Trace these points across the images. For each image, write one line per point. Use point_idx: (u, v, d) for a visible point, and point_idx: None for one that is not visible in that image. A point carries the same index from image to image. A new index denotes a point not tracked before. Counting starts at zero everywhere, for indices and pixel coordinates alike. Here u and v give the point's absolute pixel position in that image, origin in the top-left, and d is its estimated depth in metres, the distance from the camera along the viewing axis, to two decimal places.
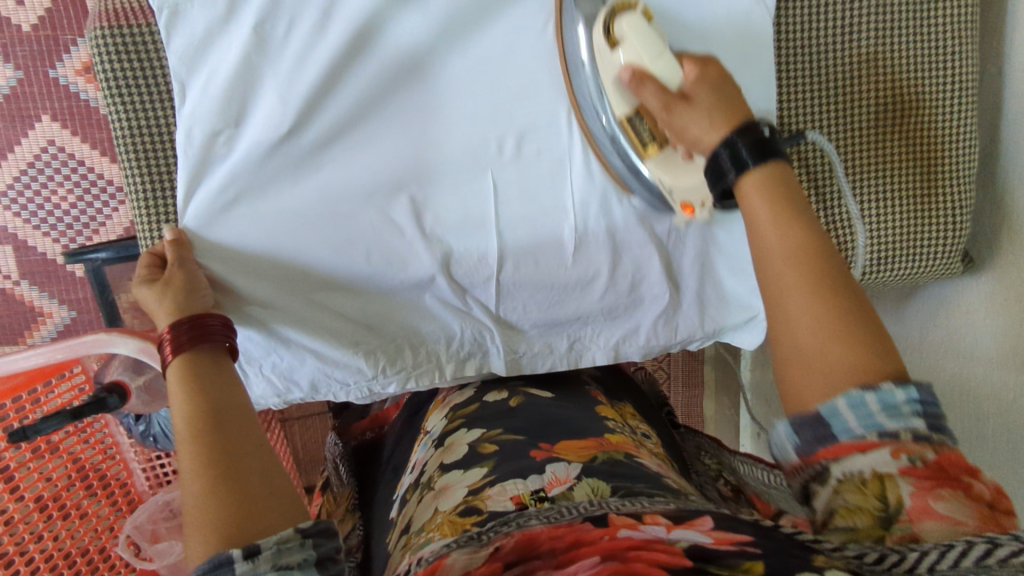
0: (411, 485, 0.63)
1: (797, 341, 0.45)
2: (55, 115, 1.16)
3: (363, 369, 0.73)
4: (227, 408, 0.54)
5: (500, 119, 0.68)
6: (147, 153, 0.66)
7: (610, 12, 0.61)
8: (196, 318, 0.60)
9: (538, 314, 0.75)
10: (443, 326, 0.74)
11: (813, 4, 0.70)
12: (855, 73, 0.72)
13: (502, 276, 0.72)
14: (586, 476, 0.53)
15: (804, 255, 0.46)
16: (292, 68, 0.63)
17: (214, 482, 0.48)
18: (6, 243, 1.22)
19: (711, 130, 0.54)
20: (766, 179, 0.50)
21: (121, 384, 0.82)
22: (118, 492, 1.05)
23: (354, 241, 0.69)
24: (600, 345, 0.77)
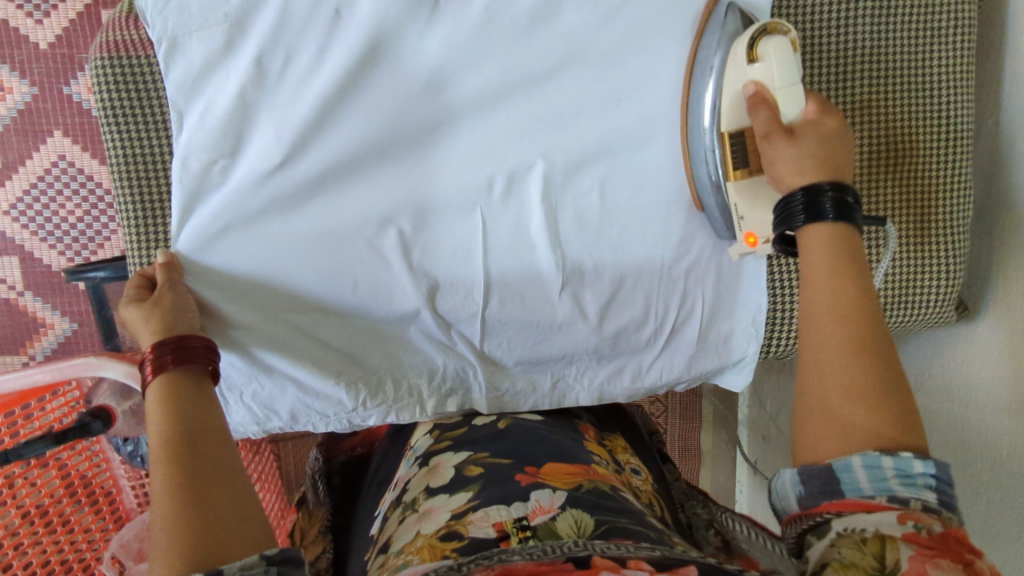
0: (394, 502, 0.63)
1: (825, 389, 0.48)
2: (67, 131, 1.19)
3: (344, 401, 0.73)
4: (203, 430, 0.54)
5: (493, 154, 0.68)
6: (141, 180, 0.67)
7: (761, 29, 0.60)
8: (182, 339, 0.59)
9: (524, 350, 0.74)
10: (426, 360, 0.74)
11: (808, 46, 0.69)
12: (847, 121, 0.71)
13: (488, 312, 0.72)
14: (570, 506, 0.52)
15: (849, 312, 0.50)
16: (289, 101, 0.64)
17: (181, 507, 0.48)
18: (13, 254, 1.23)
19: (798, 173, 0.56)
20: (832, 234, 0.53)
21: (106, 410, 0.82)
22: (106, 507, 1.04)
23: (341, 272, 0.69)
24: (584, 385, 0.76)
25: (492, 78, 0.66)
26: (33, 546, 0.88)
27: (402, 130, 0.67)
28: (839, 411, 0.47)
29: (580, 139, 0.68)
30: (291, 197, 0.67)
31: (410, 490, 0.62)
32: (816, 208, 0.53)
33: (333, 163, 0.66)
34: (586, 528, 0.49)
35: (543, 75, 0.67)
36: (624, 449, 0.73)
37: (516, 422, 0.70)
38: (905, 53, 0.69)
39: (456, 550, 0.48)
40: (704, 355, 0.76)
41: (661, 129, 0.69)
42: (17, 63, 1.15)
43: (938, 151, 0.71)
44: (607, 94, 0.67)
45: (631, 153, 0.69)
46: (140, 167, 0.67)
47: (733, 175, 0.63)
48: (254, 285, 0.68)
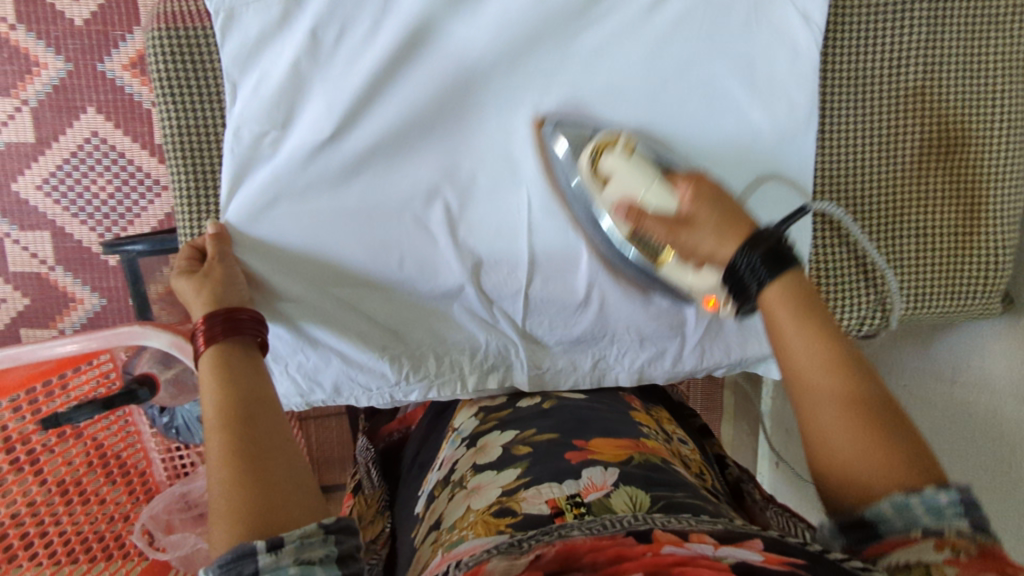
0: (441, 481, 0.64)
1: (835, 457, 0.47)
2: (100, 108, 1.20)
3: (387, 375, 0.73)
4: (256, 399, 0.54)
5: (539, 135, 0.68)
6: (193, 152, 0.67)
7: (593, 152, 0.66)
8: (232, 312, 0.60)
9: (563, 331, 0.75)
10: (468, 338, 0.74)
11: (863, 35, 0.68)
12: (900, 111, 0.70)
13: (531, 291, 0.72)
14: (624, 483, 0.53)
15: (836, 364, 0.48)
16: (340, 75, 0.64)
17: (239, 475, 0.48)
18: (45, 229, 1.25)
19: (718, 246, 0.57)
20: (786, 293, 0.52)
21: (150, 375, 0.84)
22: (137, 480, 1.06)
23: (387, 247, 0.69)
24: (624, 366, 0.76)
25: (541, 57, 0.66)
26: (68, 515, 0.91)
27: (449, 107, 0.67)
28: (854, 467, 0.45)
29: (625, 120, 0.68)
30: (340, 172, 0.67)
31: (457, 469, 0.63)
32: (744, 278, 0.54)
33: (380, 140, 0.66)
34: (643, 504, 0.50)
35: (593, 54, 0.66)
36: (667, 420, 0.74)
37: (562, 402, 0.71)
38: (963, 41, 0.68)
39: (511, 526, 0.49)
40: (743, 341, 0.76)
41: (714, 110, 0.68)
42: (52, 39, 1.16)
43: (993, 144, 0.69)
44: (654, 76, 0.67)
45: (677, 136, 0.69)
46: (192, 139, 0.68)
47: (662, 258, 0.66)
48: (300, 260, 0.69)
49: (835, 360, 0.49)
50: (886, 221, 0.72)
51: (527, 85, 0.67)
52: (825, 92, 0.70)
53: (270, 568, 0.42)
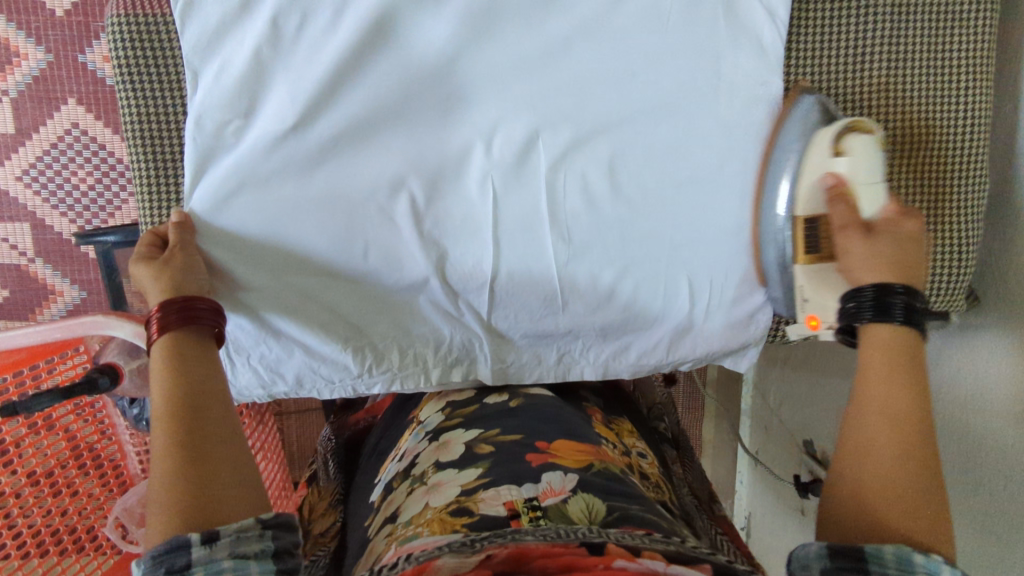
0: (401, 473, 0.63)
1: (861, 494, 0.49)
2: (81, 99, 1.19)
3: (350, 367, 0.73)
4: (205, 392, 0.54)
5: (506, 129, 0.68)
6: (154, 142, 0.67)
7: (848, 127, 0.63)
8: (189, 299, 0.59)
9: (529, 325, 0.75)
10: (433, 330, 0.74)
11: (825, 33, 0.68)
12: (863, 107, 0.70)
13: (495, 284, 0.72)
14: (582, 489, 0.52)
15: (907, 422, 0.51)
16: (303, 64, 0.64)
17: (180, 467, 0.49)
18: (25, 221, 1.24)
19: (870, 270, 0.57)
20: (893, 338, 0.54)
21: (115, 366, 0.82)
22: (111, 474, 1.06)
23: (351, 238, 0.69)
24: (589, 360, 0.77)
25: (507, 49, 0.66)
26: (39, 506, 0.90)
27: (416, 99, 0.66)
28: (877, 510, 0.48)
29: (591, 113, 0.68)
30: (303, 162, 0.66)
31: (419, 464, 0.62)
32: (885, 307, 0.55)
33: (345, 130, 0.66)
34: (598, 513, 0.49)
35: (560, 47, 0.66)
36: (629, 433, 0.74)
37: (530, 401, 0.70)
38: (925, 38, 0.68)
39: (467, 526, 0.49)
40: (707, 339, 0.76)
41: (682, 107, 0.68)
42: (32, 29, 1.15)
43: (956, 141, 0.70)
44: (621, 70, 0.67)
45: (645, 129, 0.69)
46: (154, 128, 0.67)
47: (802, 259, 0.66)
48: (261, 252, 0.68)
49: (908, 416, 0.51)
50: None
51: (495, 77, 0.66)
52: (790, 89, 0.70)
53: (202, 560, 0.44)
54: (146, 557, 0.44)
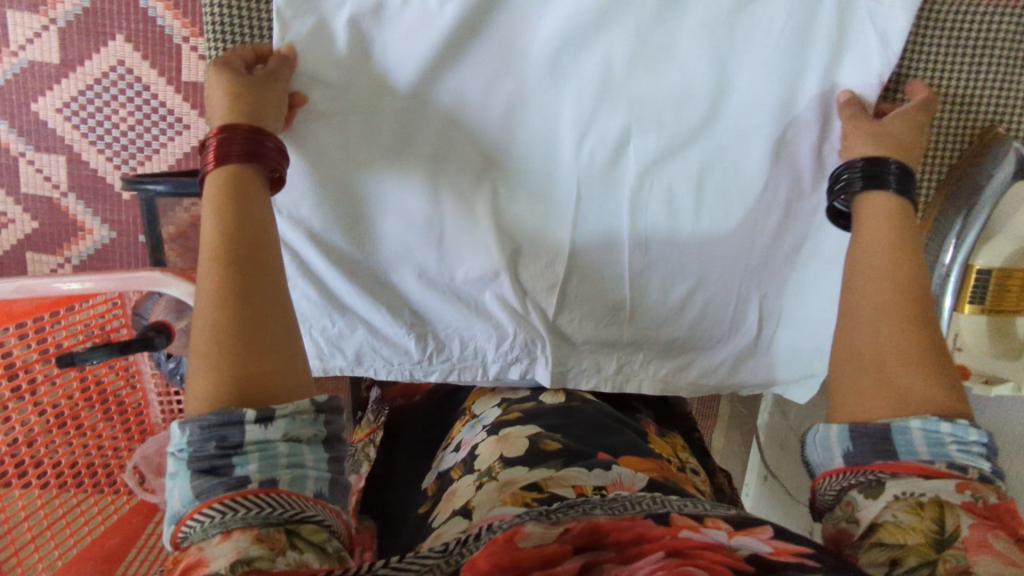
0: (462, 464, 0.64)
1: (882, 364, 0.53)
2: (129, 37, 1.16)
3: (411, 352, 0.78)
4: (261, 239, 0.53)
5: (599, 129, 0.67)
6: None
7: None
8: (255, 134, 0.55)
9: (595, 327, 0.77)
10: (497, 326, 0.76)
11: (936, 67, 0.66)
12: (962, 149, 0.69)
13: (566, 285, 0.75)
14: (653, 491, 0.54)
15: (907, 282, 0.55)
16: (404, 41, 0.61)
17: (230, 327, 0.48)
18: (61, 153, 1.25)
19: (870, 145, 0.62)
20: (892, 205, 0.59)
21: (166, 324, 0.83)
22: (133, 419, 1.13)
23: (433, 227, 0.71)
24: (647, 374, 0.79)
25: (611, 47, 0.63)
26: (60, 443, 1.00)
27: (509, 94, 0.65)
28: (892, 367, 0.52)
29: (688, 123, 0.66)
30: (395, 143, 0.66)
31: (480, 459, 0.62)
32: (879, 176, 0.60)
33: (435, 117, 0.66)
34: None
35: (667, 50, 0.63)
36: (681, 448, 0.75)
37: (588, 407, 0.71)
38: None
39: (537, 500, 0.51)
40: (759, 365, 0.81)
41: (778, 128, 0.66)
42: None
43: None
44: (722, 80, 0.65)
45: (736, 145, 0.67)
46: None
47: (967, 307, 0.70)
48: (343, 237, 0.70)
49: (903, 279, 0.56)
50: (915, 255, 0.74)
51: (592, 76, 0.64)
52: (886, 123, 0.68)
53: (256, 437, 0.45)
54: (192, 424, 0.45)
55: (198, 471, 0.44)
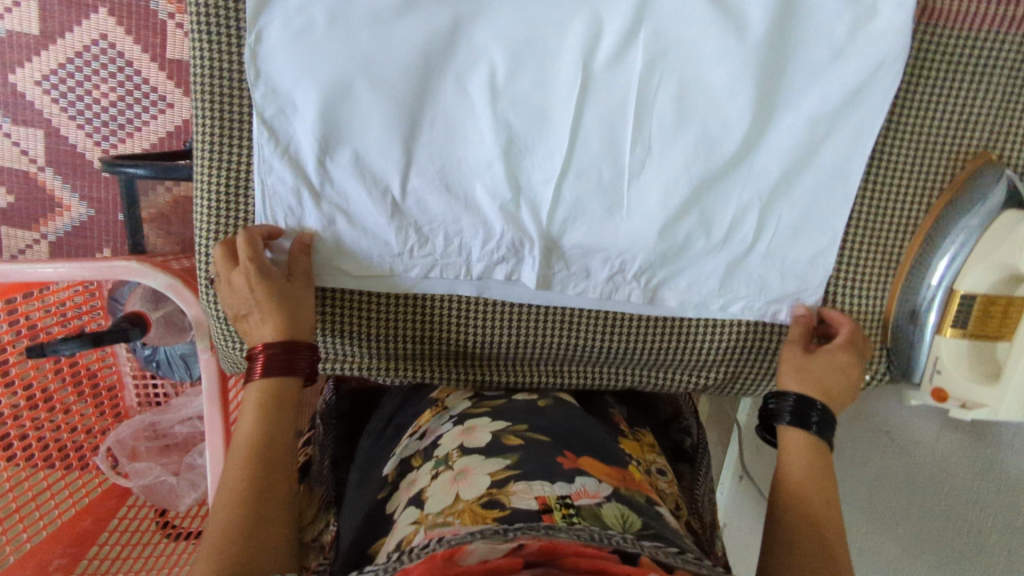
0: (423, 452, 0.67)
1: (790, 562, 0.56)
2: (112, 11, 1.20)
3: (390, 243, 0.69)
4: (279, 464, 0.58)
5: (602, 98, 0.65)
6: (219, 93, 0.64)
7: None
8: (291, 344, 0.62)
9: (580, 228, 0.69)
10: (484, 223, 0.69)
11: (943, 76, 0.67)
12: (952, 173, 0.70)
13: (564, 186, 0.68)
14: (616, 499, 0.56)
15: (820, 520, 0.59)
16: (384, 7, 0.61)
17: (231, 529, 0.52)
18: (39, 127, 1.25)
19: (795, 380, 0.67)
20: (808, 442, 0.64)
21: (143, 316, 0.82)
22: (107, 401, 1.20)
23: (422, 102, 0.65)
24: (639, 284, 0.72)
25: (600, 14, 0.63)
26: (32, 422, 1.04)
27: (494, 78, 0.64)
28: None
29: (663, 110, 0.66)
30: (392, 60, 0.63)
31: (443, 446, 0.65)
32: (804, 417, 0.65)
33: (422, 100, 0.65)
34: (632, 523, 0.53)
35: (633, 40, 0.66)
36: (650, 448, 0.76)
37: (558, 404, 0.72)
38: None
39: (497, 518, 0.52)
40: (749, 297, 0.73)
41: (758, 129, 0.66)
42: None
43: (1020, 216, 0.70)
44: (693, 78, 0.64)
45: None
46: (220, 82, 0.64)
47: (949, 331, 0.68)
48: (329, 125, 0.64)
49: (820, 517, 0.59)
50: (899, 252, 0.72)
51: (576, 63, 0.64)
52: (888, 127, 0.69)
53: None
54: None
55: None
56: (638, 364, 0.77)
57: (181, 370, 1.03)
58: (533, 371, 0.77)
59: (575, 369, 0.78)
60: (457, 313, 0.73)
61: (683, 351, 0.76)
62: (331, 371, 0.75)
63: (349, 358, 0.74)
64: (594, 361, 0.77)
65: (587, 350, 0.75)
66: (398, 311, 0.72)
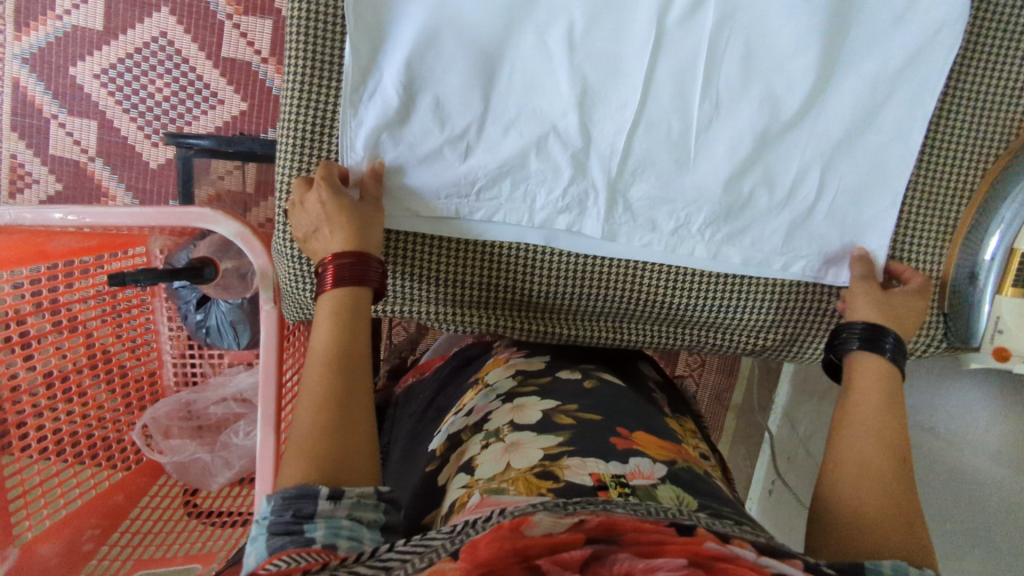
0: (472, 428, 0.66)
1: (859, 500, 0.56)
2: (174, 10, 1.25)
3: (459, 184, 0.70)
4: (352, 368, 0.58)
5: (663, 59, 0.68)
6: (315, 33, 0.66)
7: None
8: (361, 257, 0.63)
9: (642, 184, 0.72)
10: (553, 170, 0.71)
11: (1002, 42, 0.69)
12: (1006, 141, 0.71)
13: (631, 145, 0.70)
14: (671, 479, 0.55)
15: (892, 460, 0.58)
16: None
17: (317, 432, 0.52)
18: (93, 118, 1.28)
19: (873, 309, 0.69)
20: (879, 369, 0.65)
21: (210, 259, 0.93)
22: (145, 387, 1.10)
23: (500, 56, 0.68)
24: (702, 239, 0.73)
25: None
26: (66, 415, 0.94)
27: (572, 31, 0.67)
28: (876, 514, 0.54)
29: (730, 69, 0.68)
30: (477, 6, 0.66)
31: (493, 421, 0.64)
32: (876, 340, 0.67)
33: (499, 52, 0.68)
34: (688, 504, 0.52)
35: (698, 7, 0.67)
36: (691, 433, 0.75)
37: (604, 385, 0.69)
38: None
39: (553, 490, 0.50)
40: (810, 258, 0.73)
41: (821, 93, 0.68)
42: None
43: None
44: (761, 39, 0.67)
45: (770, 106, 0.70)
46: (316, 24, 0.67)
47: (1009, 291, 0.67)
48: (413, 65, 0.67)
49: (889, 461, 0.58)
50: (957, 213, 0.73)
51: (650, 20, 0.66)
52: (949, 90, 0.70)
53: (326, 513, 0.47)
54: (276, 495, 0.48)
55: (274, 534, 0.47)
56: (692, 322, 0.77)
57: (228, 338, 1.08)
58: (589, 326, 0.78)
59: (629, 326, 0.78)
60: (516, 263, 0.74)
61: (743, 313, 0.76)
62: (386, 313, 0.76)
63: (407, 300, 0.75)
64: (648, 319, 0.77)
65: (643, 308, 0.76)
66: (459, 259, 0.73)
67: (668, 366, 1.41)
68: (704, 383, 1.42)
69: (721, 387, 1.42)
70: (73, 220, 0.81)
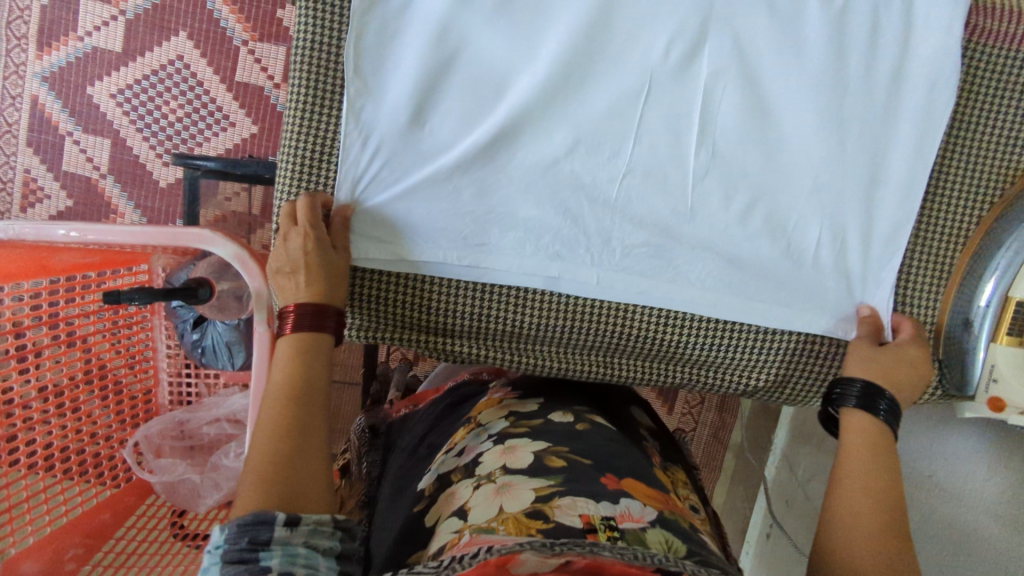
0: (463, 469, 0.64)
1: (855, 559, 0.54)
2: (191, 34, 1.27)
3: (454, 215, 0.71)
4: (302, 404, 0.58)
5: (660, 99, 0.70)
6: (319, 65, 0.68)
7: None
8: (320, 308, 0.65)
9: (638, 219, 0.72)
10: (550, 204, 0.71)
11: (994, 92, 0.70)
12: (1002, 188, 0.72)
13: (628, 180, 0.71)
14: (660, 524, 0.54)
15: (886, 518, 0.56)
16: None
17: (262, 472, 0.53)
18: (107, 136, 1.31)
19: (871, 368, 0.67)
20: (872, 429, 0.63)
21: (207, 281, 0.93)
22: (140, 407, 1.08)
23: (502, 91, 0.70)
24: (698, 275, 0.72)
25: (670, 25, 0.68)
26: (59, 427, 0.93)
27: (571, 69, 0.69)
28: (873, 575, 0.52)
29: (727, 110, 0.70)
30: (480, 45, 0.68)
31: (484, 464, 0.62)
32: (872, 400, 0.64)
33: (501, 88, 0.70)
34: (677, 550, 0.51)
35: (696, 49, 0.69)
36: (682, 484, 0.75)
37: (597, 429, 0.68)
38: None
39: (541, 531, 0.50)
40: (808, 299, 0.73)
41: (815, 135, 0.70)
42: None
43: None
44: (755, 83, 0.69)
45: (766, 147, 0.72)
46: (320, 56, 0.69)
47: (1003, 339, 0.67)
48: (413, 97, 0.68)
49: (881, 518, 0.56)
50: (952, 257, 0.73)
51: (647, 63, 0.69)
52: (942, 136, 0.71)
53: (281, 541, 0.48)
54: (232, 523, 0.48)
55: (228, 562, 0.46)
56: (685, 361, 0.76)
57: (225, 358, 1.20)
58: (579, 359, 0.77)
59: (622, 362, 0.77)
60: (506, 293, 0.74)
61: (739, 354, 0.75)
62: (371, 338, 0.75)
63: (394, 328, 0.74)
64: (641, 355, 0.76)
65: (632, 343, 0.75)
66: (446, 287, 0.73)
67: (668, 403, 1.39)
68: (703, 420, 1.40)
69: (717, 426, 1.39)
70: (75, 236, 0.82)
